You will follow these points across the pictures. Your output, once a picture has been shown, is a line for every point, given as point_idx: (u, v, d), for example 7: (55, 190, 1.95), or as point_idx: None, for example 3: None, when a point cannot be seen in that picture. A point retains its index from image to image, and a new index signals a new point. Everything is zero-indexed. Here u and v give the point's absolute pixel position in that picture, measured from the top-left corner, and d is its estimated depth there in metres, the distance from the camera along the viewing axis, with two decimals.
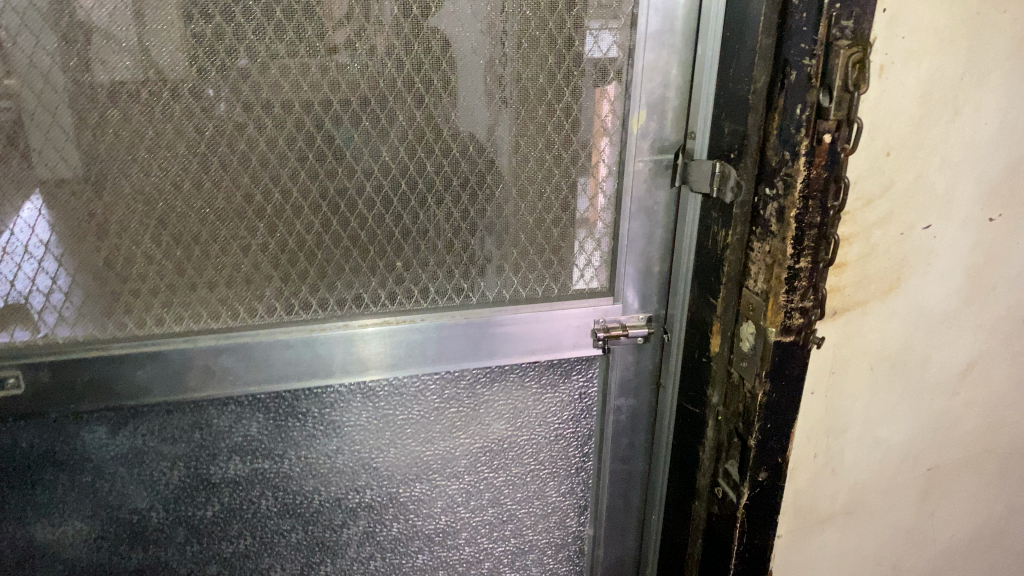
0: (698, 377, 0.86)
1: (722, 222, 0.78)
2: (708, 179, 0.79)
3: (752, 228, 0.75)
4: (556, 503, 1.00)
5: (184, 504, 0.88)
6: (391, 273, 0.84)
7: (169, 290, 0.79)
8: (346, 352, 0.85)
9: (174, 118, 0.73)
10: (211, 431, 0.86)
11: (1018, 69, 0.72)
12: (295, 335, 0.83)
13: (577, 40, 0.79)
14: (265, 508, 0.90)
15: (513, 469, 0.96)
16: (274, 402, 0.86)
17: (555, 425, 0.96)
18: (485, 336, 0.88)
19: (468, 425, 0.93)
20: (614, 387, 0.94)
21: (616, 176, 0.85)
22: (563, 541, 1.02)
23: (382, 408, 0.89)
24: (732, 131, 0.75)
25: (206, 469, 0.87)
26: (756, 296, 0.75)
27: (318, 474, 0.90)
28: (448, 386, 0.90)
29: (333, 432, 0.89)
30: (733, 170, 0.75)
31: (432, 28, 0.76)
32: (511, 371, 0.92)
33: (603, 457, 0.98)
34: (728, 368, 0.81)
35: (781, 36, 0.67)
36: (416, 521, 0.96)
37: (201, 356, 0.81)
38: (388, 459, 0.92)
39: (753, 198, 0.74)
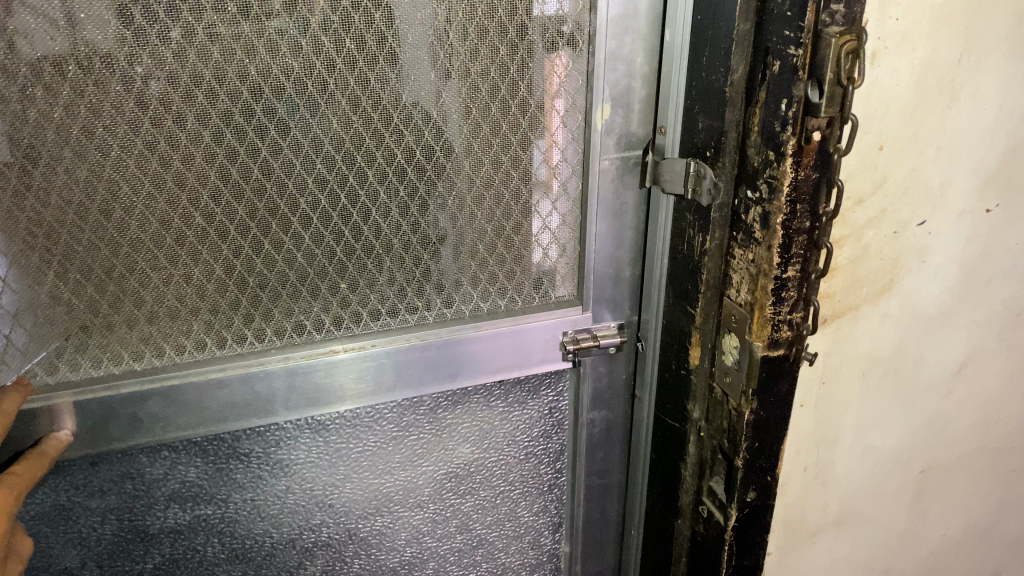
0: (677, 389, 0.79)
1: (699, 226, 0.71)
2: (681, 180, 0.71)
3: (733, 233, 0.67)
4: (528, 523, 0.96)
5: (121, 558, 0.81)
6: (336, 297, 0.76)
7: (82, 332, 0.70)
8: (290, 387, 0.77)
9: (72, 139, 0.63)
10: (143, 480, 0.78)
11: (1017, 49, 0.65)
12: (231, 373, 0.75)
13: (530, 26, 0.70)
14: (211, 554, 0.84)
15: (481, 493, 0.91)
16: (213, 444, 0.78)
17: (524, 443, 0.90)
18: (444, 358, 0.81)
19: (430, 452, 0.87)
20: (586, 401, 0.89)
21: (580, 176, 0.79)
22: (537, 559, 0.99)
23: (334, 442, 0.83)
24: (708, 125, 0.68)
25: (141, 521, 0.80)
26: (739, 307, 0.68)
27: (267, 516, 0.84)
28: (407, 413, 0.84)
29: (281, 471, 0.82)
30: (709, 170, 0.68)
31: (366, 20, 0.66)
32: (476, 391, 0.85)
33: (577, 472, 0.94)
34: (710, 383, 0.74)
35: (761, 20, 0.60)
36: (379, 554, 0.90)
37: (124, 403, 0.72)
38: (345, 494, 0.85)
39: (734, 199, 0.66)
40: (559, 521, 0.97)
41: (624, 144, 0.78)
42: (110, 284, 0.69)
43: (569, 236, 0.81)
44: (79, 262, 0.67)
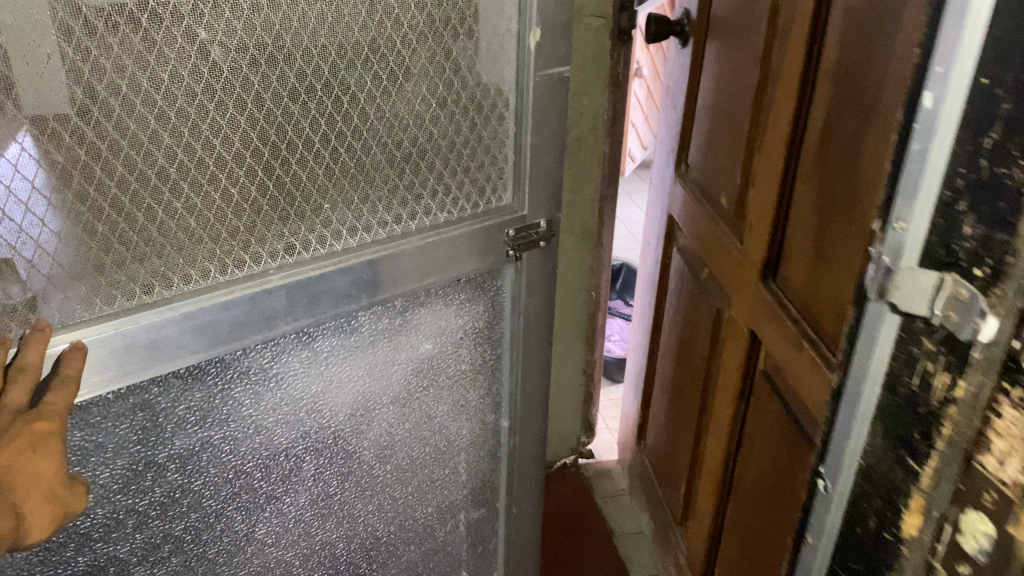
0: (881, 540, 0.67)
1: (943, 361, 0.57)
2: (927, 299, 0.58)
3: (1002, 384, 0.53)
4: (451, 392, 1.47)
5: (134, 490, 1.12)
6: (317, 216, 1.09)
7: (104, 267, 0.94)
8: (290, 301, 1.11)
9: (177, 102, 0.91)
10: (151, 411, 1.09)
11: None
12: (244, 292, 1.05)
13: None
14: (215, 468, 1.20)
15: (417, 375, 1.40)
16: (215, 370, 1.12)
17: (448, 335, 1.40)
18: (405, 260, 1.21)
19: (380, 350, 1.31)
20: (474, 287, 1.38)
21: (512, 96, 1.23)
22: (475, 421, 1.55)
23: (319, 354, 1.23)
24: (978, 237, 0.54)
25: (154, 453, 1.12)
26: (1000, 482, 0.54)
27: (262, 425, 1.22)
28: (382, 317, 1.29)
29: (270, 381, 1.20)
30: (977, 298, 0.54)
31: None
32: (420, 296, 1.31)
33: (504, 328, 1.47)
34: (931, 549, 0.61)
35: None
36: (343, 436, 1.34)
37: (137, 329, 0.98)
38: (316, 398, 1.27)
39: (1010, 343, 0.52)
40: (488, 367, 1.50)
41: (548, 64, 1.21)
42: (129, 235, 0.94)
43: (503, 143, 1.27)
44: (97, 228, 0.91)
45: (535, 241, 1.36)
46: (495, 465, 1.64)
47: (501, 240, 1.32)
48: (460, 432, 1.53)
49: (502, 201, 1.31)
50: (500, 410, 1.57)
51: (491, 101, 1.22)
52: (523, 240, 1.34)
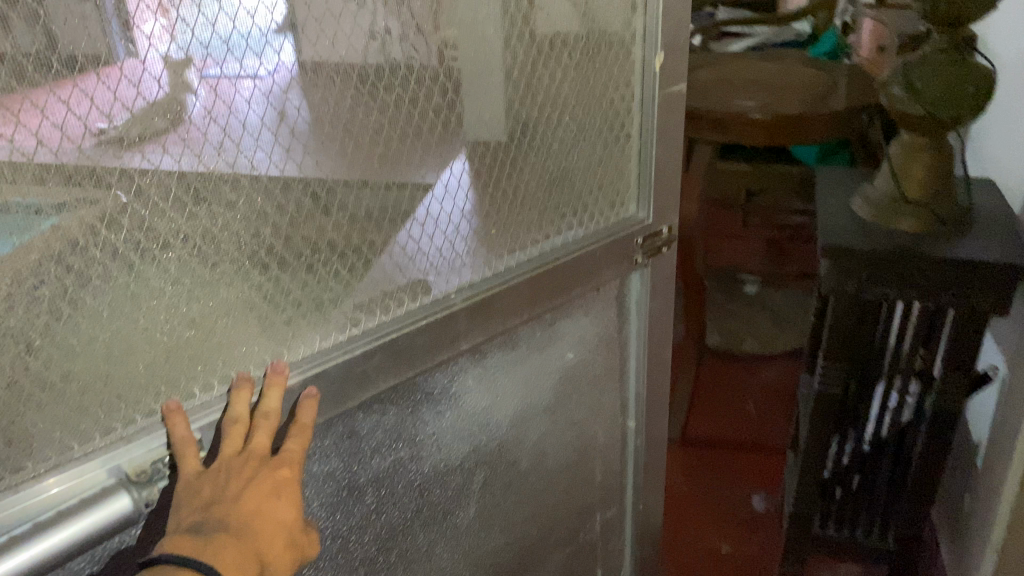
0: None
1: None
2: None
3: None
4: (603, 407, 1.34)
5: (341, 514, 1.00)
6: (485, 245, 1.01)
7: (323, 304, 0.87)
8: (470, 322, 1.01)
9: (337, 140, 0.80)
10: (357, 437, 0.98)
11: None
12: (431, 321, 0.96)
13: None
14: (406, 491, 1.08)
15: (576, 391, 1.27)
16: (410, 391, 1.02)
17: (599, 349, 1.27)
18: (560, 275, 1.09)
19: (550, 359, 1.20)
20: (631, 292, 1.25)
21: (637, 108, 1.09)
22: (613, 423, 1.38)
23: (489, 370, 1.11)
24: None
25: (357, 474, 1.00)
26: None
27: (443, 442, 1.10)
28: (534, 333, 1.14)
29: (451, 401, 1.08)
30: None
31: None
32: (564, 307, 1.16)
33: (631, 329, 1.29)
34: None
35: None
36: (509, 453, 1.22)
37: (356, 359, 0.90)
38: (493, 416, 1.16)
39: None
40: (616, 370, 1.32)
41: (667, 82, 1.09)
42: (355, 265, 0.87)
43: (631, 155, 1.13)
44: (304, 256, 0.82)
45: (659, 245, 1.22)
46: (625, 462, 1.45)
47: (631, 247, 1.18)
48: (596, 436, 1.36)
49: (629, 213, 1.17)
50: (628, 410, 1.38)
51: (621, 124, 1.10)
52: (654, 242, 1.21)
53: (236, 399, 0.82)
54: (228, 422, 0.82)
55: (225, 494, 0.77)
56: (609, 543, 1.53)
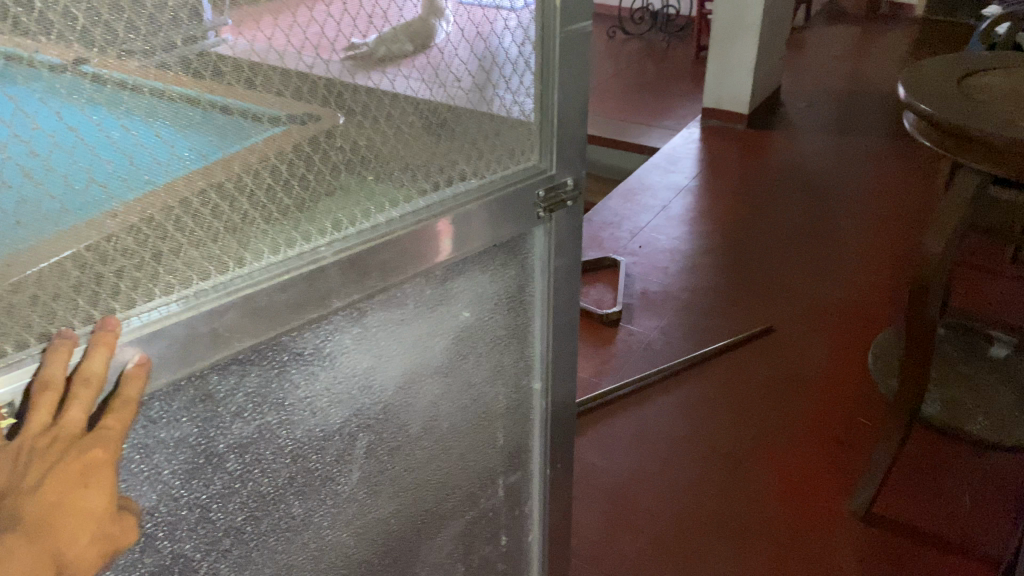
0: None
1: None
2: None
3: None
4: (511, 370, 1.10)
5: (195, 485, 0.81)
6: (363, 191, 0.79)
7: (161, 256, 0.67)
8: (343, 276, 0.79)
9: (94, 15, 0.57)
10: (213, 401, 0.78)
11: None
12: (295, 275, 0.74)
13: None
14: (274, 461, 0.87)
15: (472, 356, 1.03)
16: (274, 350, 0.81)
17: (500, 308, 1.03)
18: (451, 228, 0.87)
19: (440, 321, 0.96)
20: (548, 251, 1.01)
21: (537, 53, 0.86)
22: (511, 386, 1.12)
23: (372, 328, 0.89)
24: None
25: (213, 443, 0.80)
26: None
27: (317, 406, 0.88)
28: (426, 289, 0.92)
29: (328, 361, 0.87)
30: None
31: None
32: (459, 262, 0.93)
33: (538, 289, 1.05)
34: None
35: None
36: (401, 419, 0.99)
37: (203, 321, 0.70)
38: (380, 376, 0.93)
39: None
40: (519, 334, 1.08)
41: (572, 18, 0.85)
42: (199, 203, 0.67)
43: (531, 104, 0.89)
44: (131, 194, 0.63)
45: (562, 200, 0.97)
46: (528, 426, 1.19)
47: (529, 202, 0.94)
48: (496, 399, 1.11)
49: (527, 164, 0.92)
50: (533, 369, 1.13)
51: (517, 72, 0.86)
52: (554, 197, 0.95)
53: (52, 360, 0.62)
54: (38, 390, 0.63)
55: (23, 483, 0.63)
56: (514, 511, 1.27)
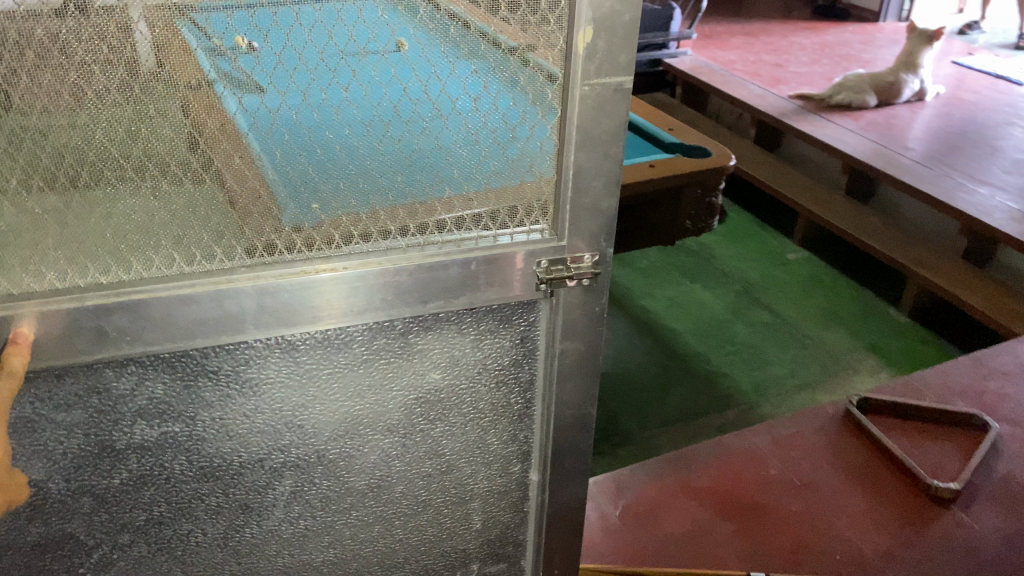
0: None
1: None
2: None
3: None
4: (497, 452, 0.91)
5: (87, 474, 0.79)
6: (287, 216, 0.74)
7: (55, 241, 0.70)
8: (260, 307, 0.76)
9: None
10: (110, 397, 0.77)
11: None
12: (198, 291, 0.74)
13: None
14: (179, 473, 0.82)
15: (451, 419, 0.87)
16: (181, 360, 0.77)
17: (494, 371, 0.86)
18: (413, 284, 0.79)
19: (402, 376, 0.84)
20: (558, 331, 0.84)
21: (558, 102, 0.75)
22: (495, 469, 0.92)
23: (305, 365, 0.81)
24: None
25: (108, 437, 0.78)
26: None
27: (235, 431, 0.82)
28: (378, 337, 0.81)
29: (250, 390, 0.80)
30: None
31: None
32: (424, 315, 0.81)
33: (542, 369, 0.87)
34: None
35: None
36: (348, 477, 0.87)
37: (87, 314, 0.72)
38: (315, 416, 0.83)
39: None
40: (512, 415, 0.89)
41: (604, 70, 0.73)
42: (74, 197, 0.69)
43: (544, 160, 0.78)
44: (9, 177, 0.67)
45: (572, 278, 0.81)
46: (522, 519, 0.97)
47: (525, 269, 0.80)
48: (473, 480, 0.92)
49: (533, 230, 0.80)
50: (532, 459, 0.93)
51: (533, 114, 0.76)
52: (559, 273, 0.80)
53: None
54: None
55: None
56: None
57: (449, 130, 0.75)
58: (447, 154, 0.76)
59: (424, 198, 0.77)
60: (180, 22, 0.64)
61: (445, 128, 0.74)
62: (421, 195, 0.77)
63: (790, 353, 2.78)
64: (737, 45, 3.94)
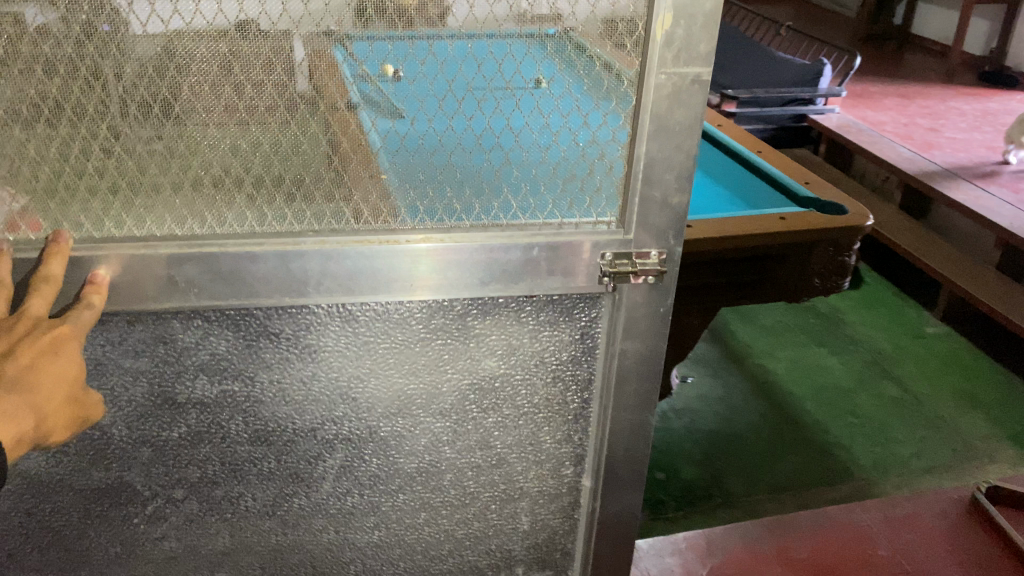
0: None
1: None
2: None
3: None
4: (550, 451, 0.90)
5: (148, 424, 0.80)
6: (356, 184, 0.75)
7: (136, 187, 0.72)
8: (323, 272, 0.75)
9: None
10: (175, 347, 0.77)
11: None
12: (266, 249, 0.73)
13: None
14: (235, 433, 0.82)
15: (505, 411, 0.86)
16: (244, 318, 0.77)
17: (551, 365, 0.85)
18: (474, 265, 0.77)
19: (457, 360, 0.83)
20: (620, 330, 0.83)
21: (633, 90, 0.73)
22: (547, 469, 0.91)
23: (363, 336, 0.80)
24: None
25: (171, 389, 0.79)
26: None
27: (291, 397, 0.81)
28: (436, 316, 0.80)
29: (308, 357, 0.79)
30: None
31: None
32: (484, 300, 0.80)
33: (600, 368, 0.86)
34: None
35: None
36: (397, 458, 0.86)
37: (161, 263, 0.72)
38: (370, 391, 0.82)
39: None
40: (568, 413, 0.88)
41: (682, 60, 0.71)
42: (158, 145, 0.70)
43: (614, 147, 0.77)
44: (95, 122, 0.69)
45: (635, 275, 0.79)
46: (571, 527, 0.95)
47: (590, 262, 0.79)
48: (525, 476, 0.91)
49: (600, 222, 0.79)
50: (586, 463, 0.91)
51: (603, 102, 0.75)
52: (623, 268, 0.79)
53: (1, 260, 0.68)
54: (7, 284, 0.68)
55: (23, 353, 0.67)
56: None
57: (520, 113, 0.74)
58: (517, 136, 0.75)
59: (489, 179, 0.77)
60: (336, 44, 0.68)
61: (517, 108, 0.74)
62: (487, 175, 0.77)
63: (919, 433, 2.53)
64: (891, 106, 3.80)
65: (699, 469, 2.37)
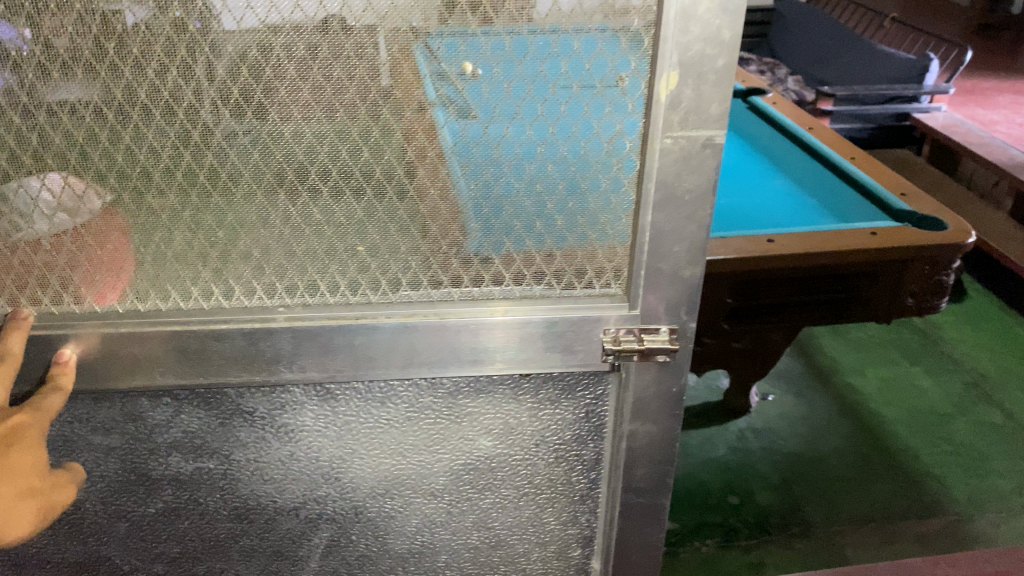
0: None
1: None
2: None
3: None
4: (554, 533, 0.83)
5: (124, 500, 0.77)
6: (331, 256, 0.67)
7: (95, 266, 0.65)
8: (298, 348, 0.69)
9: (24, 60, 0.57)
10: (146, 425, 0.73)
11: None
12: (234, 327, 0.68)
13: None
14: (213, 509, 0.78)
15: (503, 491, 0.80)
16: (215, 397, 0.72)
17: (553, 445, 0.77)
18: (461, 339, 0.70)
19: (446, 441, 0.76)
20: (628, 410, 0.74)
21: (636, 153, 0.64)
22: (552, 551, 0.85)
23: (343, 416, 0.74)
24: None
25: (145, 465, 0.75)
26: None
27: (272, 475, 0.76)
28: (422, 396, 0.74)
29: (286, 435, 0.75)
30: None
31: None
32: (473, 380, 0.73)
33: (608, 448, 0.78)
34: None
35: None
36: (387, 538, 0.82)
37: (122, 342, 0.67)
38: (355, 470, 0.77)
39: None
40: (573, 494, 0.81)
41: (691, 124, 0.62)
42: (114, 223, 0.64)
43: (617, 215, 0.67)
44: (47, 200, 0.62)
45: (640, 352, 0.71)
46: None
47: (592, 338, 0.71)
48: (529, 555, 0.85)
49: (604, 293, 0.70)
50: (595, 543, 0.84)
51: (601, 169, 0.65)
52: (629, 346, 0.70)
53: None
54: None
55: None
56: None
57: (511, 178, 0.65)
58: (507, 204, 0.66)
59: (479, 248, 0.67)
60: (416, 45, 0.58)
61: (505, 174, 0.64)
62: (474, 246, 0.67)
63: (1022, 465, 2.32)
64: (1004, 104, 3.53)
65: (776, 495, 2.23)
